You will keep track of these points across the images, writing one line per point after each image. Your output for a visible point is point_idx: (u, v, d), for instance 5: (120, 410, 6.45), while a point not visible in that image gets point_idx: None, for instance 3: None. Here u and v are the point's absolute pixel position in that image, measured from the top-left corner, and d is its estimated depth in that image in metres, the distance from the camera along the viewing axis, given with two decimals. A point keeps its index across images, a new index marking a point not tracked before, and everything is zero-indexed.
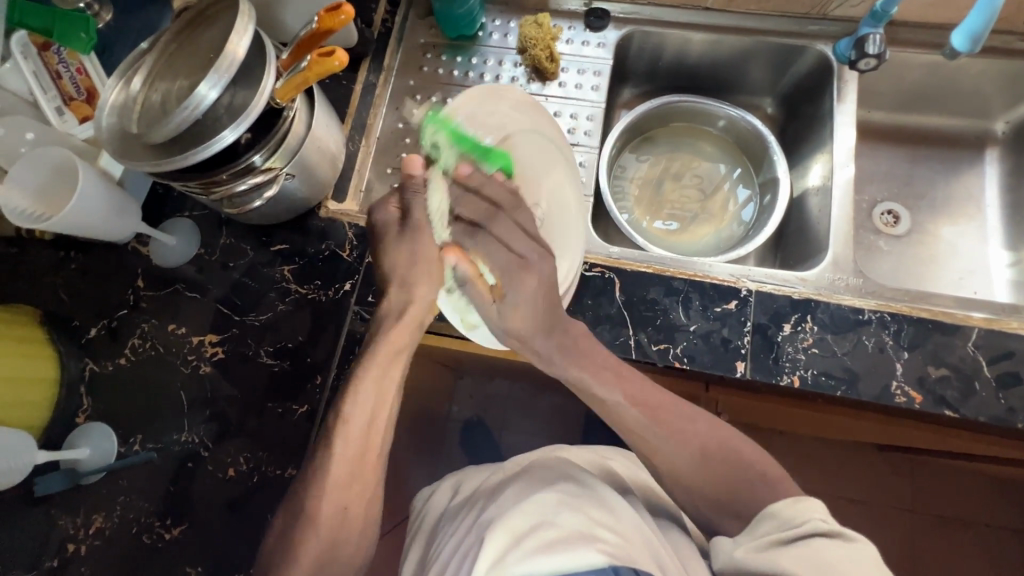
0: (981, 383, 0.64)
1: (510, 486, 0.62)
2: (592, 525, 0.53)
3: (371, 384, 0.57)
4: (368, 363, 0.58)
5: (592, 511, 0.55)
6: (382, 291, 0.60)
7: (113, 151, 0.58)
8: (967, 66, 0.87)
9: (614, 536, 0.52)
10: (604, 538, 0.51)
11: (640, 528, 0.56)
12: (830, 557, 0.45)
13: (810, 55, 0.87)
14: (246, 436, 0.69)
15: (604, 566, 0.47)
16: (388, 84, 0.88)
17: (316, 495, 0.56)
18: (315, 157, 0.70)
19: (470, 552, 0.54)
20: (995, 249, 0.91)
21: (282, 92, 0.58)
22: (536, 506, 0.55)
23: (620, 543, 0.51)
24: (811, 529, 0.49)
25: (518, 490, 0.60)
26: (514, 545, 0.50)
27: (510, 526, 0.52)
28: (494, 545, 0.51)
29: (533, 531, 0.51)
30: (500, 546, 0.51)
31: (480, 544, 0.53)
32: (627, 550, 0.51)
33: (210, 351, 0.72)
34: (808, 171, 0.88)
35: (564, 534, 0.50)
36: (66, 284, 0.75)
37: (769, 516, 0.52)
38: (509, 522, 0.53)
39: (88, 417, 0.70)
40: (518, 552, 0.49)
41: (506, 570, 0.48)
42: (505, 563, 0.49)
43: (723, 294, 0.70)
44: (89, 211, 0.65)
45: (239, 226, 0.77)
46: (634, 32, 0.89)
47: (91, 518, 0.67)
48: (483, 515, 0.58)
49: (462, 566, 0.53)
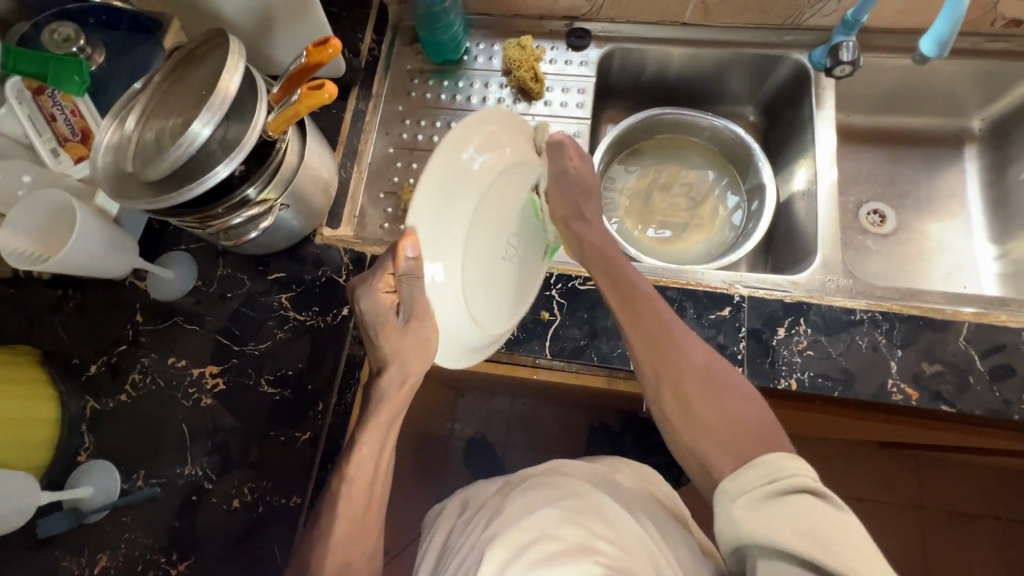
0: (975, 376, 0.65)
1: (515, 499, 0.62)
2: (591, 538, 0.54)
3: (372, 443, 0.59)
4: (369, 430, 0.59)
5: (591, 523, 0.56)
6: (381, 366, 0.60)
7: (109, 190, 0.60)
8: (939, 68, 0.89)
9: (613, 547, 0.53)
10: (601, 551, 0.52)
11: (642, 541, 0.56)
12: (819, 523, 0.42)
13: (788, 64, 0.89)
14: (249, 466, 0.69)
15: None
16: (377, 110, 0.90)
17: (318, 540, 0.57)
18: (308, 186, 0.71)
19: (473, 569, 0.55)
20: (981, 243, 0.92)
21: (274, 125, 0.60)
22: (540, 518, 0.56)
23: (618, 555, 0.52)
24: (798, 484, 0.46)
25: (522, 502, 0.61)
26: (513, 561, 0.52)
27: (508, 543, 0.54)
28: (494, 561, 0.52)
29: (535, 543, 0.53)
30: (500, 561, 0.52)
31: (481, 560, 0.54)
32: (625, 562, 0.52)
33: (211, 382, 0.72)
34: (793, 175, 0.90)
35: (562, 547, 0.51)
36: (65, 322, 0.75)
37: (760, 464, 0.48)
38: (510, 536, 0.55)
39: (88, 455, 0.70)
40: (520, 565, 0.51)
41: None
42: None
43: (716, 301, 0.71)
44: (87, 251, 0.66)
45: (235, 256, 0.77)
46: (615, 50, 0.92)
47: (96, 558, 0.66)
48: (489, 526, 0.60)
49: None
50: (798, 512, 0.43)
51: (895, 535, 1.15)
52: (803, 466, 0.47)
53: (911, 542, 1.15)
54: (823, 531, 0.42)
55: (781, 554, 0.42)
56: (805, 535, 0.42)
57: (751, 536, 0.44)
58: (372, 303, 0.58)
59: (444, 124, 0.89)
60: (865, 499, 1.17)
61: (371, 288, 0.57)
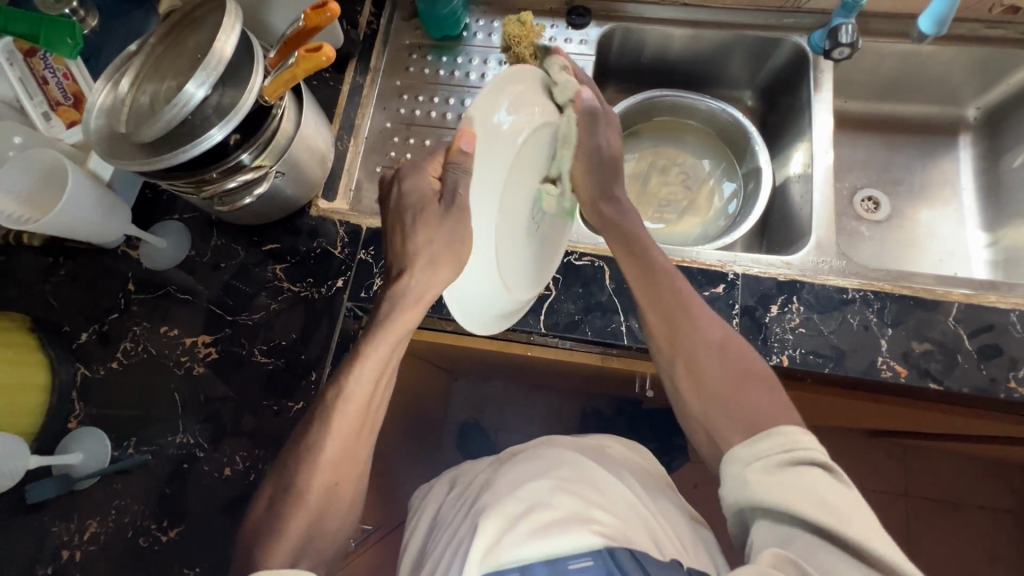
0: (963, 355, 0.66)
1: (506, 474, 0.63)
2: (589, 507, 0.54)
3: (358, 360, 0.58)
4: (385, 334, 0.59)
5: (585, 491, 0.57)
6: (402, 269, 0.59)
7: (101, 150, 0.59)
8: (936, 54, 0.89)
9: (610, 517, 0.54)
10: (598, 519, 0.52)
11: (635, 510, 0.57)
12: (833, 498, 0.45)
13: (786, 47, 0.89)
14: (241, 435, 0.69)
15: (600, 547, 0.49)
16: (375, 85, 0.89)
17: (307, 470, 0.56)
18: (304, 155, 0.71)
19: (464, 542, 0.54)
20: (973, 231, 0.93)
21: (271, 89, 0.59)
22: (530, 491, 0.57)
23: (614, 523, 0.53)
24: (812, 459, 0.49)
25: (512, 476, 0.61)
26: (505, 532, 0.52)
27: (503, 514, 0.54)
28: (488, 531, 0.52)
29: (527, 514, 0.53)
30: (492, 532, 0.52)
31: (474, 531, 0.54)
32: (623, 531, 0.52)
33: (203, 351, 0.72)
34: (789, 159, 0.90)
35: (558, 517, 0.52)
36: (55, 289, 0.75)
37: (775, 435, 0.52)
38: (502, 508, 0.55)
39: (80, 422, 0.70)
40: (514, 537, 0.51)
41: (501, 555, 0.50)
42: (500, 550, 0.50)
43: (710, 279, 0.71)
44: (80, 213, 0.65)
45: (229, 227, 0.77)
46: (615, 28, 0.91)
47: (86, 524, 0.66)
48: (479, 501, 0.60)
49: (458, 553, 0.54)
50: (806, 482, 0.47)
51: (880, 523, 1.17)
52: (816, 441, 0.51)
53: (895, 530, 1.17)
54: (830, 498, 0.45)
55: (799, 521, 0.45)
56: (821, 509, 0.45)
57: (761, 496, 0.48)
58: (416, 187, 0.59)
59: (441, 100, 0.89)
60: (851, 487, 1.19)
61: (419, 170, 0.59)
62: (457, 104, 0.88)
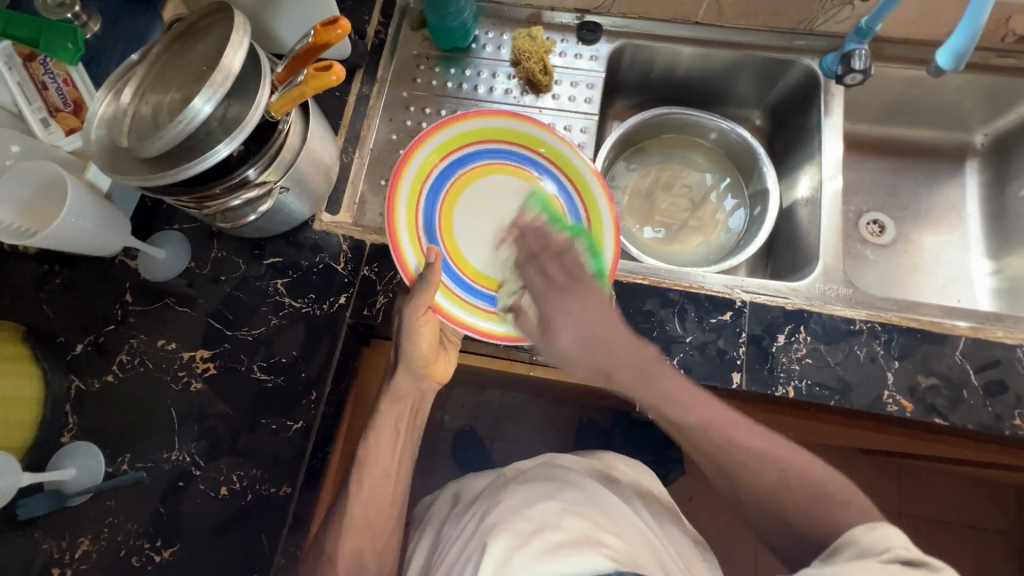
0: (969, 390, 0.66)
1: (515, 492, 0.64)
2: (598, 531, 0.55)
3: (388, 446, 0.68)
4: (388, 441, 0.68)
5: (594, 516, 0.58)
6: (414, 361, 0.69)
7: (102, 164, 0.58)
8: (948, 81, 0.89)
9: (618, 542, 0.55)
10: (608, 543, 0.53)
11: (645, 538, 0.59)
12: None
13: (798, 69, 0.89)
14: (237, 453, 0.68)
15: (608, 570, 0.48)
16: (381, 95, 0.88)
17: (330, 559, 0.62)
18: (309, 170, 0.69)
19: (472, 559, 0.55)
20: (977, 258, 0.93)
21: (278, 105, 0.58)
22: (539, 512, 0.58)
23: (624, 548, 0.54)
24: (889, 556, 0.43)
25: (520, 498, 0.62)
26: (517, 548, 0.53)
27: (514, 532, 0.55)
28: (498, 550, 0.54)
29: (538, 533, 0.54)
30: (504, 548, 0.54)
31: (482, 549, 0.55)
32: (631, 556, 0.53)
33: (201, 366, 0.71)
34: (796, 182, 0.89)
35: (568, 537, 0.53)
36: (49, 299, 0.73)
37: (849, 543, 0.46)
38: (513, 527, 0.56)
39: (72, 437, 0.68)
40: (526, 553, 0.52)
41: (511, 571, 0.50)
42: (511, 565, 0.51)
43: (718, 305, 0.71)
44: (80, 225, 0.64)
45: (231, 239, 0.75)
46: (626, 45, 0.90)
47: (77, 542, 0.65)
48: (486, 520, 0.60)
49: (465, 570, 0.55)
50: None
51: None
52: (893, 536, 0.44)
53: None
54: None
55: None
56: None
57: None
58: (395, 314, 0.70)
59: (449, 112, 0.88)
60: None
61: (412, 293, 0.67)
62: None
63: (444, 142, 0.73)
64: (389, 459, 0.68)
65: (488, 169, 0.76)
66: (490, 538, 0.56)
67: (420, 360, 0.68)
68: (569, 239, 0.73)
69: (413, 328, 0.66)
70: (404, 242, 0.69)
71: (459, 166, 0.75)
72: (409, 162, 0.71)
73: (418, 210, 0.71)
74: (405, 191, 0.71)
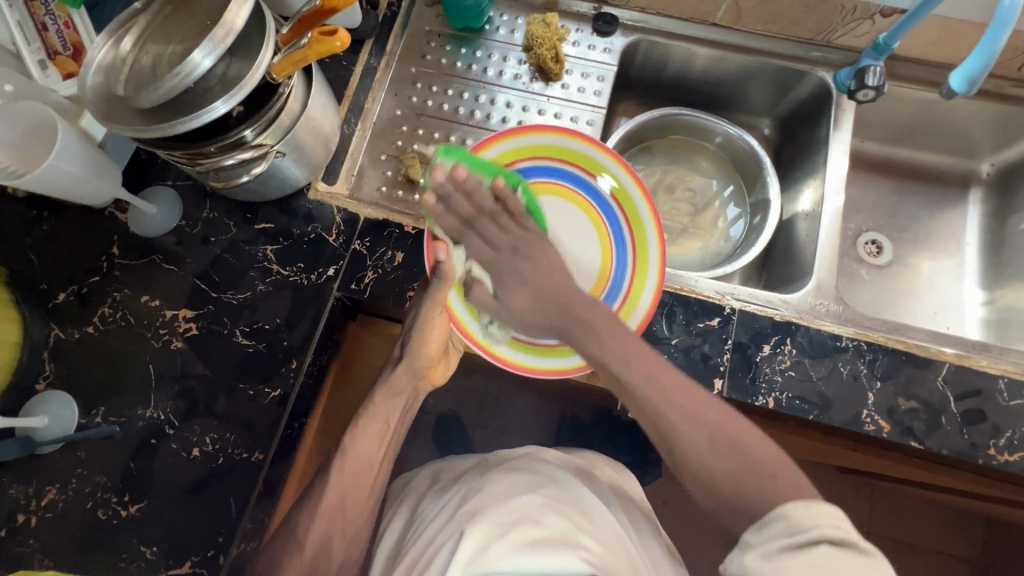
0: (948, 417, 0.66)
1: (496, 480, 0.64)
2: (577, 532, 0.56)
3: (371, 433, 0.66)
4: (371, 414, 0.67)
5: (575, 517, 0.59)
6: (423, 357, 0.69)
7: (96, 112, 0.56)
8: (960, 106, 0.88)
9: (597, 546, 0.55)
10: (586, 546, 0.54)
11: (622, 543, 0.59)
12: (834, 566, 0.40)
13: (811, 80, 0.87)
14: (212, 416, 0.67)
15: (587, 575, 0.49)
16: (389, 69, 0.86)
17: (303, 524, 0.61)
18: (308, 137, 0.68)
19: (447, 543, 0.55)
20: (970, 287, 0.93)
21: (279, 68, 0.57)
22: (520, 503, 0.58)
23: (601, 553, 0.55)
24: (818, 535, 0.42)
25: (502, 487, 0.62)
26: (496, 537, 0.53)
27: (493, 520, 0.55)
28: (477, 536, 0.53)
29: (518, 525, 0.55)
30: (482, 536, 0.53)
31: (460, 534, 0.55)
32: (607, 560, 0.54)
33: (183, 326, 0.70)
34: (799, 195, 0.89)
35: (547, 536, 0.54)
36: (35, 245, 0.72)
37: (780, 516, 0.44)
38: (493, 515, 0.56)
39: (48, 385, 0.68)
40: (504, 546, 0.52)
41: (490, 562, 0.50)
42: (489, 554, 0.51)
43: (707, 310, 0.71)
44: (70, 171, 0.63)
45: (224, 201, 0.75)
46: (641, 40, 0.89)
47: (44, 490, 0.65)
48: (465, 505, 0.60)
49: (440, 552, 0.54)
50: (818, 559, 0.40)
51: None
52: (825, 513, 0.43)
53: None
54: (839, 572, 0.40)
55: None
56: None
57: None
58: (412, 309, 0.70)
59: (456, 93, 0.87)
60: None
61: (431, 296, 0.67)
62: (470, 98, 0.86)
63: (510, 151, 0.73)
64: (373, 446, 0.66)
65: (544, 189, 0.74)
66: (468, 524, 0.55)
67: (424, 361, 0.69)
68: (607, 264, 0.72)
69: (421, 326, 0.67)
70: (437, 238, 0.69)
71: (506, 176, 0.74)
72: None
73: None
74: None
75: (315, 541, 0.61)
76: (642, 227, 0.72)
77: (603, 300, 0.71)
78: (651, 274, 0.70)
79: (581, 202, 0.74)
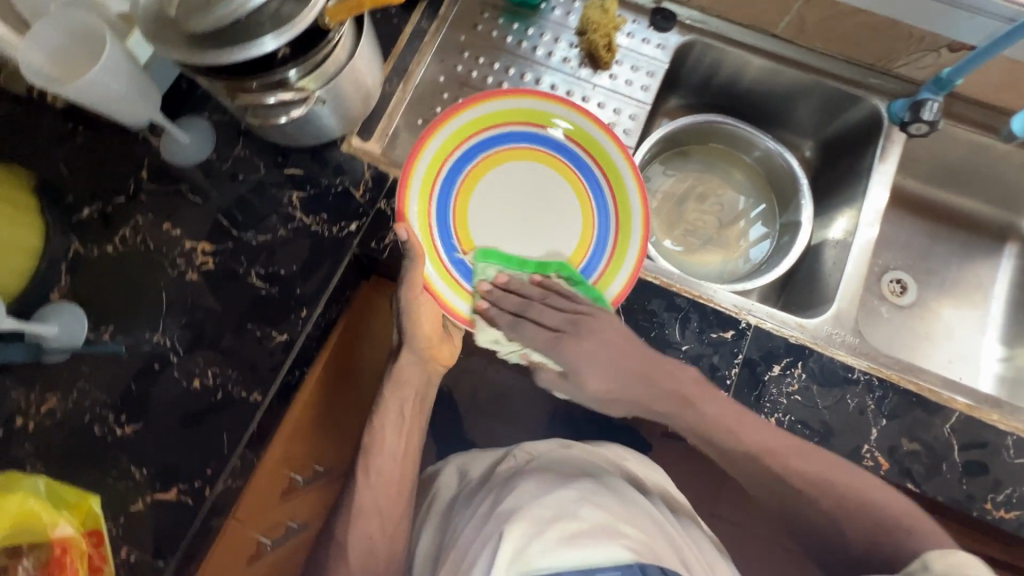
0: (949, 465, 0.65)
1: (526, 479, 0.65)
2: (615, 521, 0.56)
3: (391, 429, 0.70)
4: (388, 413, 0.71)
5: (611, 507, 0.59)
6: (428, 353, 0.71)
7: (145, 31, 0.56)
8: (1012, 157, 0.86)
9: (636, 532, 0.55)
10: (627, 534, 0.54)
11: (659, 525, 0.60)
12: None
13: (864, 107, 0.85)
14: (217, 351, 0.68)
15: (630, 563, 0.49)
16: (438, 34, 0.85)
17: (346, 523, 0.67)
18: (349, 89, 0.68)
19: (487, 546, 0.55)
20: (990, 342, 0.91)
21: (332, 12, 0.57)
22: (555, 500, 0.58)
23: (641, 538, 0.55)
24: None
25: (536, 485, 0.62)
26: (535, 535, 0.53)
27: (530, 519, 0.55)
28: (516, 536, 0.53)
29: (556, 523, 0.54)
30: (521, 537, 0.53)
31: (500, 534, 0.55)
32: (650, 547, 0.54)
33: (200, 259, 0.70)
34: (831, 222, 0.87)
35: (586, 528, 0.53)
36: (67, 157, 0.72)
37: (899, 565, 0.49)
38: (530, 514, 0.56)
39: (61, 297, 0.68)
40: (542, 544, 0.51)
41: (530, 562, 0.50)
42: (528, 555, 0.51)
43: (722, 321, 0.70)
44: (112, 88, 0.63)
45: (257, 141, 0.74)
46: (697, 41, 0.87)
47: (45, 397, 0.66)
48: (500, 505, 0.60)
49: (479, 555, 0.54)
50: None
51: None
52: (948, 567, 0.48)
53: None
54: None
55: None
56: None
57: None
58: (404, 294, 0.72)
59: (502, 67, 0.85)
60: None
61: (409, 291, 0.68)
62: (516, 75, 0.85)
63: (472, 120, 0.71)
64: (396, 441, 0.70)
65: (511, 154, 0.73)
66: (505, 525, 0.55)
67: (422, 342, 0.71)
68: (592, 233, 0.72)
69: (411, 312, 0.69)
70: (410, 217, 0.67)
71: (483, 147, 0.72)
72: (432, 135, 0.69)
73: (433, 188, 0.69)
74: (436, 145, 0.69)
75: (357, 542, 0.66)
76: (623, 190, 0.72)
77: (585, 265, 0.71)
78: (633, 242, 0.71)
79: (547, 161, 0.74)
